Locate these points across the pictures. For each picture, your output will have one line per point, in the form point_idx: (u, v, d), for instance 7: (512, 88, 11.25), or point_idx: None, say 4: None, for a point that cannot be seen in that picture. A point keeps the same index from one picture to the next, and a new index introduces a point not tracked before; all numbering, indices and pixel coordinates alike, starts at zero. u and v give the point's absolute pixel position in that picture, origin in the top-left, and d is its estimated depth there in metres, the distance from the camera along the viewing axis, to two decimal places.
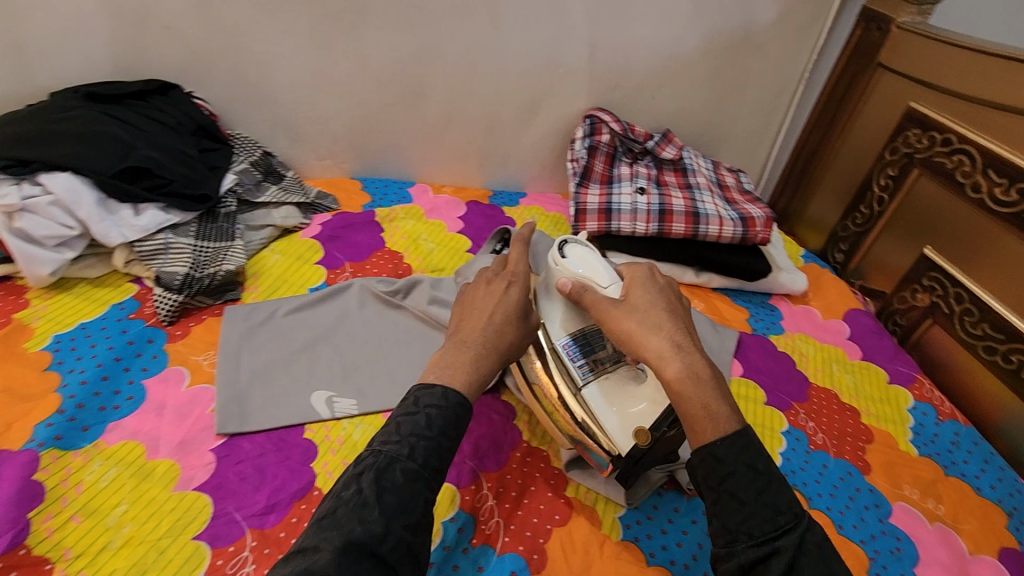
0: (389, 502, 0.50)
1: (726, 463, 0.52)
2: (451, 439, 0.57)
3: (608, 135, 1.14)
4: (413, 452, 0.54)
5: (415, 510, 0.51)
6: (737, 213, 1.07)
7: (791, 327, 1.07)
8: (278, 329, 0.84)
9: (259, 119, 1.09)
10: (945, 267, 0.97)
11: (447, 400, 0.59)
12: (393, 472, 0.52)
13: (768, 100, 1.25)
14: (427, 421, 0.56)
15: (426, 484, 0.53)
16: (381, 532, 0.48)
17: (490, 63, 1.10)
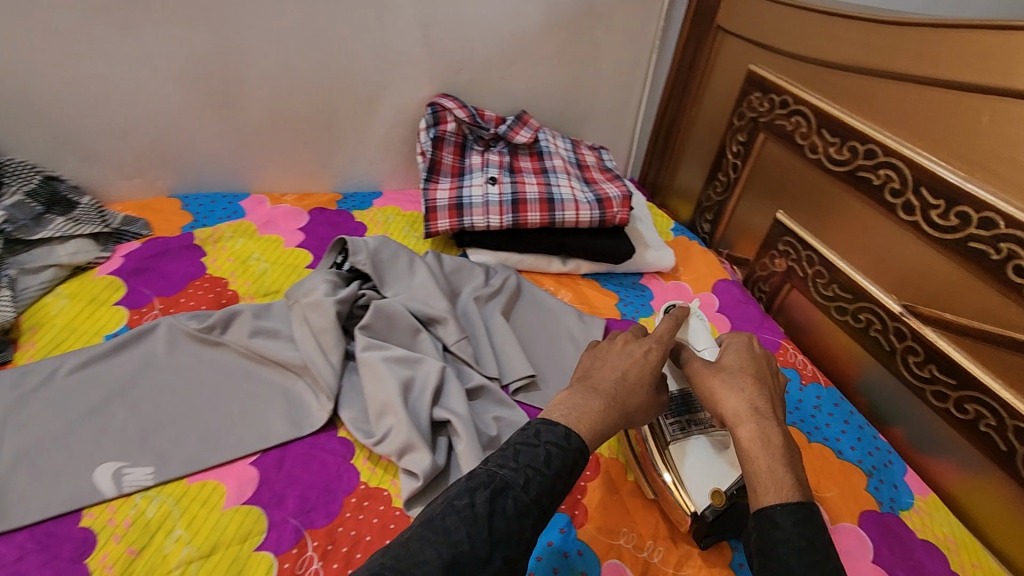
0: (501, 528, 0.45)
1: (782, 528, 0.47)
2: (567, 481, 0.51)
3: (454, 123, 1.05)
4: (529, 483, 0.48)
5: (519, 546, 0.45)
6: (594, 194, 1.02)
7: (662, 307, 1.04)
8: (58, 393, 0.70)
9: (35, 140, 0.92)
10: (796, 230, 0.96)
11: (570, 440, 0.52)
12: (508, 497, 0.47)
13: (623, 71, 1.21)
14: (546, 458, 0.50)
15: (534, 520, 0.47)
16: (485, 557, 0.43)
17: (311, 52, 0.98)
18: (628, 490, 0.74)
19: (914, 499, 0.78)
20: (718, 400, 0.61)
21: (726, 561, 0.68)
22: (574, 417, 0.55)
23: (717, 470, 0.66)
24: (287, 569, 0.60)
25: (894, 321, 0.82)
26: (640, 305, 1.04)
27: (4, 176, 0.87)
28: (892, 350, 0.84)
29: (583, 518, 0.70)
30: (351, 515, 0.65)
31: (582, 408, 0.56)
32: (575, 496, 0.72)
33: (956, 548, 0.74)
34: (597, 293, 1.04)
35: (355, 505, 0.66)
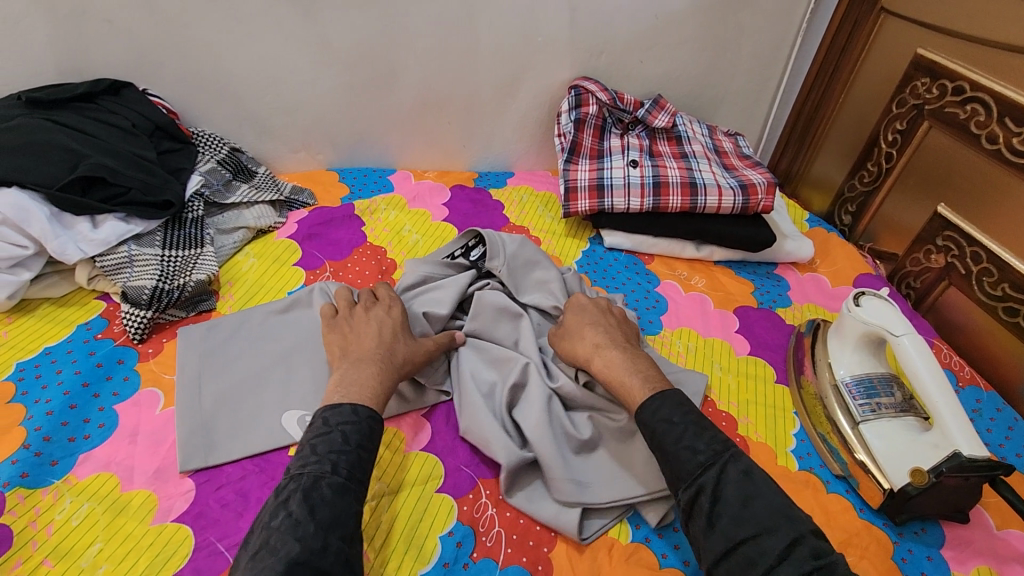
0: (324, 516, 0.51)
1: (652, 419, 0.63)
2: (369, 450, 0.59)
3: (596, 106, 1.07)
4: (337, 467, 0.55)
5: (348, 521, 0.53)
6: (736, 180, 1.01)
7: (799, 298, 1.02)
8: (239, 349, 0.76)
9: (222, 114, 1.02)
10: (958, 223, 0.91)
11: (357, 415, 0.60)
12: (321, 487, 0.53)
13: (763, 54, 1.17)
14: (343, 438, 0.57)
15: (353, 495, 0.55)
16: (320, 546, 0.49)
17: (462, 37, 1.02)
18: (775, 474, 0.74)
19: None
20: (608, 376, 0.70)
21: (888, 554, 0.67)
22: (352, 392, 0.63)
23: (920, 450, 0.69)
24: (466, 511, 0.65)
25: None
26: (778, 294, 1.02)
27: (200, 146, 0.97)
28: None
29: None
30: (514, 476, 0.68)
31: (356, 384, 0.64)
32: None
33: None
34: (732, 280, 1.03)
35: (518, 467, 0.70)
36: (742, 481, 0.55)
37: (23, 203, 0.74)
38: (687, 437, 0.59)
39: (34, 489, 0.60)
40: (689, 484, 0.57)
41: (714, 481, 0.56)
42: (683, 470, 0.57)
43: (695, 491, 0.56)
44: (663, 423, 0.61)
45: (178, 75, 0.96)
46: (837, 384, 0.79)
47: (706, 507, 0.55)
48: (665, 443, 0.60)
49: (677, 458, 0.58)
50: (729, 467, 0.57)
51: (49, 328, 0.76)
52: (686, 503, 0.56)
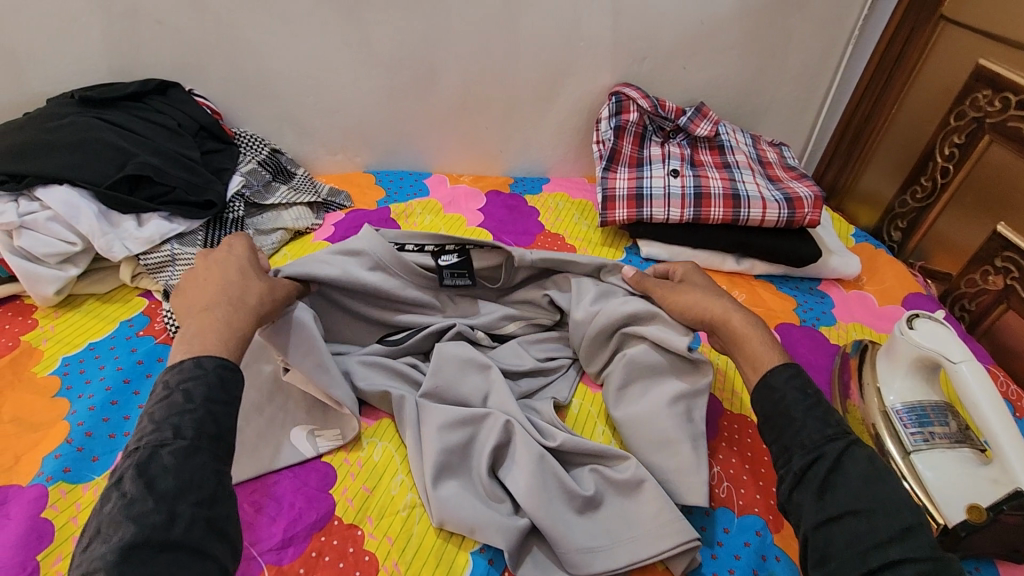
0: (167, 486, 0.44)
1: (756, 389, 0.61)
2: (225, 402, 0.51)
3: (637, 113, 1.05)
4: (179, 430, 0.47)
5: (204, 484, 0.46)
6: (782, 192, 0.98)
7: (845, 316, 0.98)
8: None
9: (265, 115, 1.03)
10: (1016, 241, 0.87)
11: (201, 367, 0.52)
12: (160, 457, 0.45)
13: (813, 61, 1.13)
14: (186, 397, 0.49)
15: (207, 453, 0.48)
16: (165, 520, 0.43)
17: (505, 39, 1.01)
18: None
19: None
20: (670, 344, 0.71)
21: None
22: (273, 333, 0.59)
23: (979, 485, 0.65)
24: None
25: None
26: (822, 312, 0.98)
27: (242, 146, 0.98)
28: None
29: (779, 523, 0.66)
30: None
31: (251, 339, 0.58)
32: (767, 499, 0.68)
33: None
34: (774, 296, 1.00)
35: None
36: (865, 464, 0.52)
37: (73, 199, 0.75)
38: (815, 409, 0.56)
39: (76, 484, 0.61)
40: (807, 450, 0.54)
41: (837, 451, 0.53)
42: (804, 438, 0.55)
43: (812, 458, 0.53)
44: (794, 391, 0.58)
45: (224, 76, 0.97)
46: (887, 412, 0.76)
47: (821, 473, 0.52)
48: (790, 409, 0.57)
49: (803, 422, 0.56)
50: (854, 444, 0.54)
51: (93, 324, 0.78)
52: (800, 469, 0.53)
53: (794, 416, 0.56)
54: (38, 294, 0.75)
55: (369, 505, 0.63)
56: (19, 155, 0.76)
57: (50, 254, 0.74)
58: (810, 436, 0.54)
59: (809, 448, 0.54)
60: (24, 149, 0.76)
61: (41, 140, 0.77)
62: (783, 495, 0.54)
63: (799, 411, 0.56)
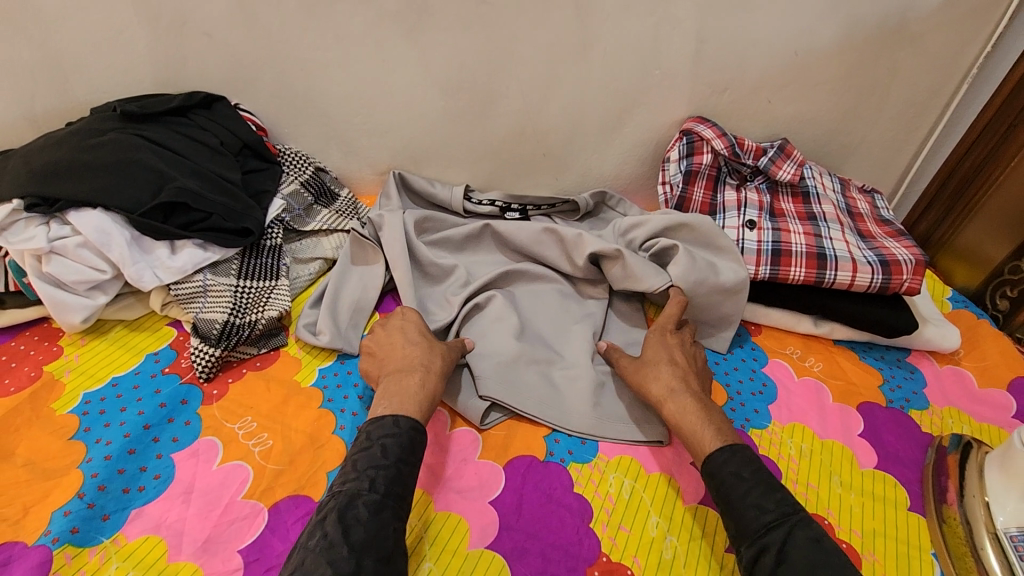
0: (358, 537, 0.50)
1: (715, 475, 0.62)
2: (411, 465, 0.58)
3: (710, 155, 0.95)
4: (374, 483, 0.54)
5: (386, 541, 0.51)
6: (875, 253, 0.86)
7: (938, 398, 0.86)
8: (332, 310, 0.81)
9: (311, 132, 0.98)
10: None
11: (399, 427, 0.60)
12: (357, 507, 0.52)
13: (917, 101, 1.00)
14: (382, 451, 0.57)
15: (391, 512, 0.54)
16: (354, 568, 0.48)
17: (574, 66, 0.93)
18: None
19: None
20: (645, 384, 0.73)
21: None
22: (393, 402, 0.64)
23: None
24: None
25: None
26: (911, 392, 0.86)
27: (285, 165, 0.93)
28: None
29: None
30: None
31: (402, 392, 0.65)
32: None
33: None
34: (855, 368, 0.89)
35: None
36: (812, 548, 0.54)
37: (105, 225, 0.71)
38: (752, 494, 0.58)
39: (83, 547, 0.56)
40: (752, 542, 0.56)
41: (779, 542, 0.54)
42: (748, 529, 0.57)
43: (757, 550, 0.55)
44: (732, 477, 0.61)
45: (271, 91, 0.92)
46: (997, 533, 0.66)
47: (769, 566, 0.54)
48: (731, 497, 0.59)
49: (742, 512, 0.58)
50: (796, 529, 0.55)
51: (118, 356, 0.74)
52: (749, 561, 0.55)
53: (733, 501, 0.59)
54: (66, 322, 0.71)
55: None
56: (52, 175, 0.71)
57: (79, 282, 0.71)
58: (751, 521, 0.57)
59: (751, 541, 0.56)
60: (57, 169, 0.72)
61: (76, 161, 0.73)
62: None
63: (737, 497, 0.59)
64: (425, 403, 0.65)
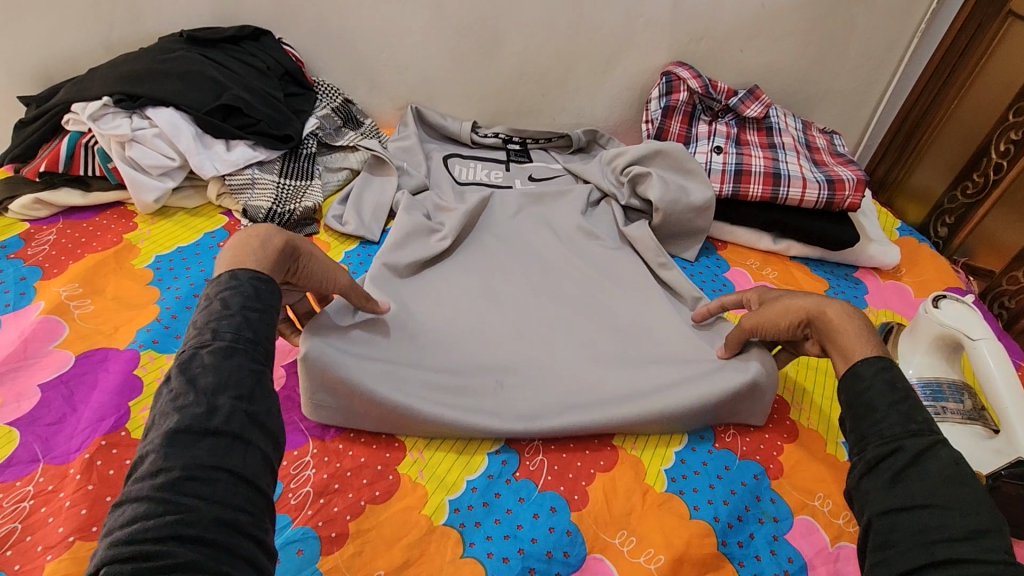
0: (207, 383, 0.43)
1: (864, 380, 0.52)
2: (260, 309, 0.49)
3: (686, 93, 1.09)
4: (216, 331, 0.46)
5: (243, 380, 0.45)
6: (824, 175, 1.00)
7: (876, 302, 0.99)
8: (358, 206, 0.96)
9: (342, 68, 1.13)
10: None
11: (237, 278, 0.50)
12: (200, 359, 0.45)
13: (874, 53, 1.13)
14: (222, 303, 0.48)
15: (246, 354, 0.46)
16: (206, 410, 0.42)
17: (569, 13, 1.07)
18: (825, 461, 0.73)
19: None
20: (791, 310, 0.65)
21: None
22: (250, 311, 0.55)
23: (980, 456, 0.68)
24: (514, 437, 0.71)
25: None
26: (852, 296, 1.00)
27: (319, 93, 1.08)
28: None
29: (778, 472, 0.71)
30: None
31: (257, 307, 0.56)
32: (769, 450, 0.73)
33: None
34: (806, 276, 1.02)
35: None
36: (952, 466, 0.45)
37: (176, 121, 0.87)
38: (903, 404, 0.49)
39: (162, 353, 0.71)
40: (884, 441, 0.48)
41: (918, 447, 0.46)
42: (880, 429, 0.48)
43: (889, 449, 0.47)
44: (885, 383, 0.51)
45: (310, 28, 1.07)
46: None
47: (896, 465, 0.46)
48: (874, 401, 0.50)
49: (881, 417, 0.49)
50: (941, 444, 0.46)
51: (182, 232, 0.89)
52: (873, 458, 0.47)
53: (877, 407, 0.50)
54: (140, 200, 0.87)
55: None
56: (135, 79, 0.87)
57: (153, 166, 0.86)
58: (891, 426, 0.48)
59: (885, 438, 0.48)
60: (139, 74, 0.88)
61: (154, 68, 0.89)
62: (854, 481, 0.48)
63: (882, 403, 0.50)
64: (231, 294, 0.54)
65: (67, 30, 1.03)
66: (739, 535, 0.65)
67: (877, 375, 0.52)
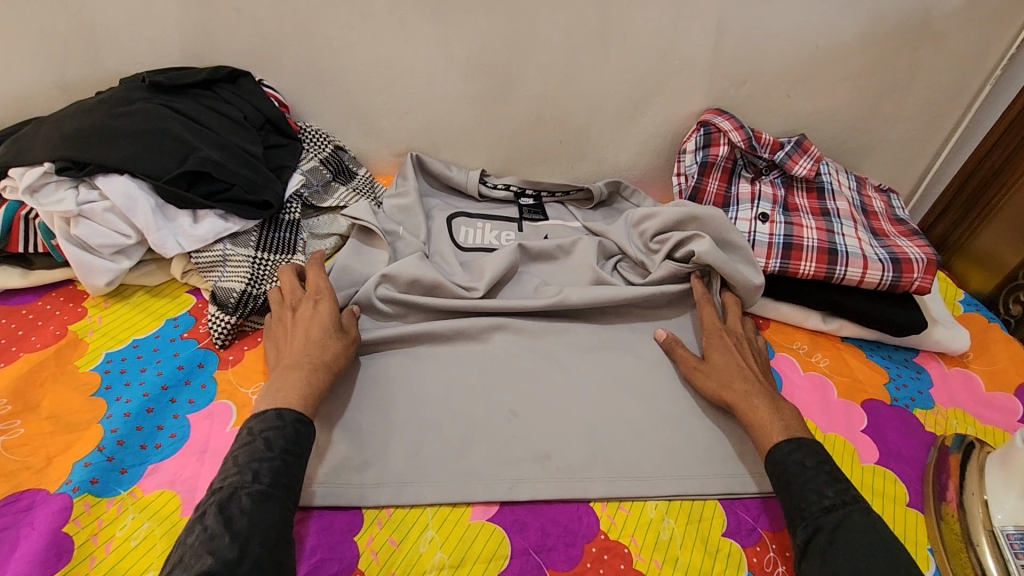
0: (241, 526, 0.49)
1: (781, 462, 0.64)
2: (297, 456, 0.57)
3: (726, 147, 0.95)
4: (258, 475, 0.53)
5: (271, 529, 0.51)
6: (887, 251, 0.86)
7: (944, 399, 0.86)
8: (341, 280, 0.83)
9: (333, 110, 0.99)
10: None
11: (283, 419, 0.59)
12: (239, 499, 0.51)
13: (938, 101, 1.00)
14: (265, 444, 0.56)
15: (277, 502, 0.53)
16: (236, 555, 0.47)
17: (595, 55, 0.93)
18: None
19: None
20: (718, 391, 0.74)
21: None
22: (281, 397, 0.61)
23: None
24: None
25: None
26: (916, 392, 0.86)
27: (306, 142, 0.94)
28: None
29: None
30: (594, 567, 0.61)
31: (288, 389, 0.62)
32: None
33: None
34: (861, 365, 0.89)
35: (596, 556, 0.62)
36: (866, 530, 0.57)
37: (131, 191, 0.73)
38: (813, 480, 0.61)
39: (101, 497, 0.59)
40: (807, 522, 0.59)
41: (834, 522, 0.57)
42: (804, 508, 0.60)
43: (811, 529, 0.58)
44: (795, 464, 0.63)
45: (296, 67, 0.93)
46: (992, 532, 0.66)
47: (821, 544, 0.57)
48: (791, 481, 0.62)
49: (798, 492, 0.61)
50: (853, 512, 0.58)
51: (139, 319, 0.76)
52: (802, 541, 0.58)
53: (790, 484, 0.62)
54: (90, 284, 0.74)
55: (393, 561, 0.59)
56: (84, 139, 0.74)
57: (105, 246, 0.73)
58: (810, 506, 0.60)
59: (808, 521, 0.59)
60: (90, 133, 0.74)
61: (106, 127, 0.75)
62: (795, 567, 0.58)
63: (796, 481, 0.62)
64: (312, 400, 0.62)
65: (12, 69, 0.89)
66: None
67: (788, 458, 0.64)
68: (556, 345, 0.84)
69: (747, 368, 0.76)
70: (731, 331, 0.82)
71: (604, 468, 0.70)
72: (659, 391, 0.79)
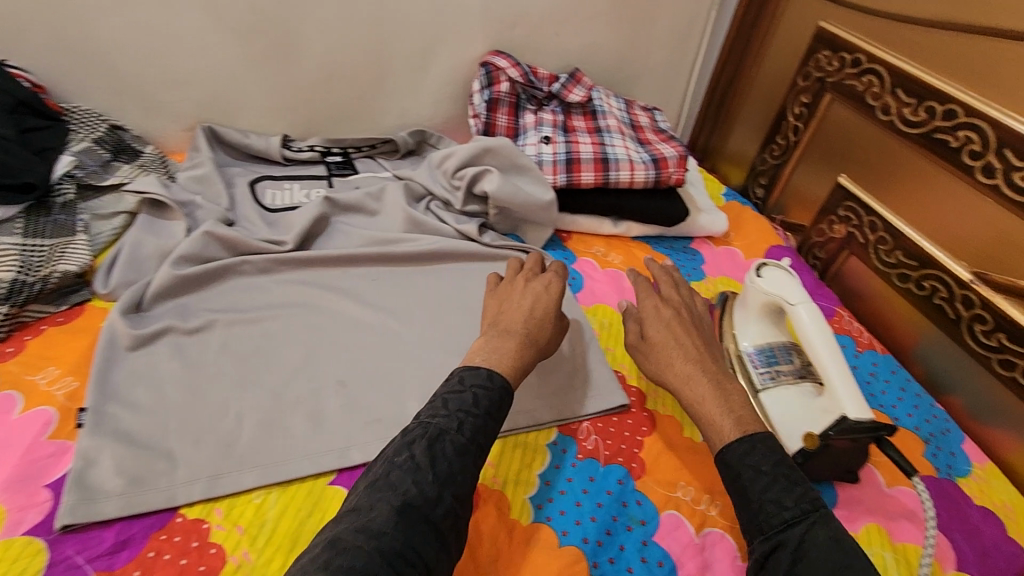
0: (443, 470, 0.53)
1: (733, 467, 0.60)
2: (496, 418, 0.60)
3: (507, 84, 1.04)
4: (462, 427, 0.56)
5: (463, 481, 0.54)
6: (649, 155, 1.01)
7: (713, 271, 1.03)
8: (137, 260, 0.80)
9: (100, 88, 0.93)
10: (1007, 124, 0.71)
11: (494, 381, 0.61)
12: (445, 443, 0.54)
13: (680, 28, 1.16)
14: (474, 400, 0.59)
15: (473, 457, 0.56)
16: (435, 496, 0.51)
17: (369, 8, 0.97)
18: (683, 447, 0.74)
19: (970, 466, 0.77)
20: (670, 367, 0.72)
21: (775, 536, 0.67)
22: (492, 360, 0.64)
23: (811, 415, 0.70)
24: None
25: (962, 289, 0.80)
26: (692, 269, 1.02)
27: (73, 124, 0.89)
28: (958, 319, 0.81)
29: (641, 471, 0.70)
30: None
31: (498, 351, 0.66)
32: (631, 450, 0.73)
33: (1014, 515, 0.73)
34: (648, 256, 1.03)
35: None
36: (830, 546, 0.52)
37: None
38: (772, 490, 0.57)
39: None
40: (767, 537, 0.55)
41: (797, 539, 0.53)
42: (765, 523, 0.56)
43: (773, 544, 0.54)
44: (750, 470, 0.59)
45: (42, 44, 0.87)
46: (741, 356, 0.81)
47: (784, 561, 0.52)
48: (749, 492, 0.58)
49: (759, 505, 0.57)
50: (817, 525, 0.54)
51: None
52: (762, 555, 0.54)
53: (750, 497, 0.57)
54: None
55: (217, 496, 0.60)
56: None
57: None
58: (768, 519, 0.55)
59: (767, 535, 0.55)
60: None
61: None
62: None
63: (755, 492, 0.57)
64: (515, 366, 0.65)
65: None
66: (608, 553, 0.62)
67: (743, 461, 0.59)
68: (374, 282, 0.88)
69: (686, 340, 0.73)
70: (668, 300, 0.80)
71: (426, 376, 0.75)
72: (474, 303, 0.87)
